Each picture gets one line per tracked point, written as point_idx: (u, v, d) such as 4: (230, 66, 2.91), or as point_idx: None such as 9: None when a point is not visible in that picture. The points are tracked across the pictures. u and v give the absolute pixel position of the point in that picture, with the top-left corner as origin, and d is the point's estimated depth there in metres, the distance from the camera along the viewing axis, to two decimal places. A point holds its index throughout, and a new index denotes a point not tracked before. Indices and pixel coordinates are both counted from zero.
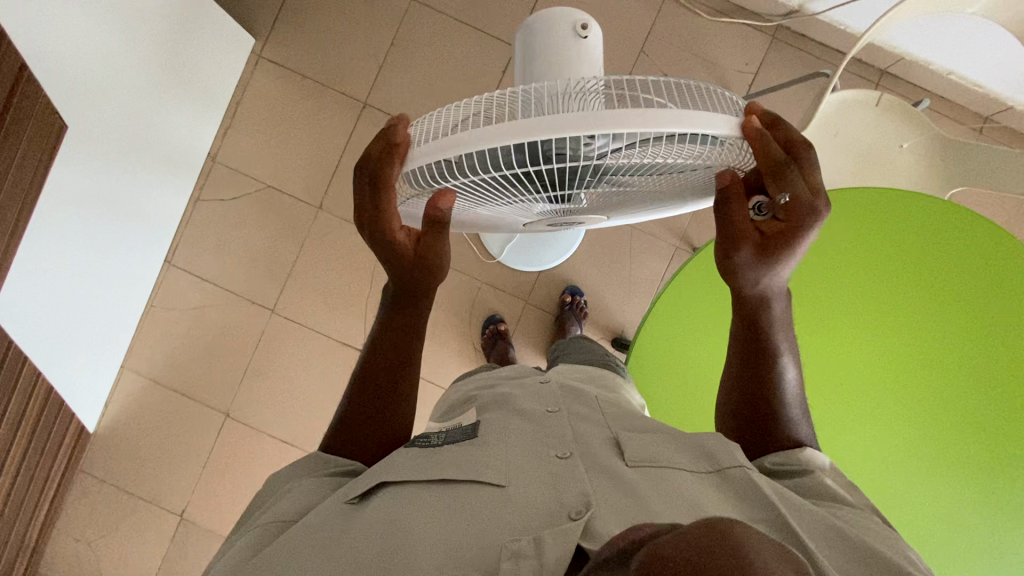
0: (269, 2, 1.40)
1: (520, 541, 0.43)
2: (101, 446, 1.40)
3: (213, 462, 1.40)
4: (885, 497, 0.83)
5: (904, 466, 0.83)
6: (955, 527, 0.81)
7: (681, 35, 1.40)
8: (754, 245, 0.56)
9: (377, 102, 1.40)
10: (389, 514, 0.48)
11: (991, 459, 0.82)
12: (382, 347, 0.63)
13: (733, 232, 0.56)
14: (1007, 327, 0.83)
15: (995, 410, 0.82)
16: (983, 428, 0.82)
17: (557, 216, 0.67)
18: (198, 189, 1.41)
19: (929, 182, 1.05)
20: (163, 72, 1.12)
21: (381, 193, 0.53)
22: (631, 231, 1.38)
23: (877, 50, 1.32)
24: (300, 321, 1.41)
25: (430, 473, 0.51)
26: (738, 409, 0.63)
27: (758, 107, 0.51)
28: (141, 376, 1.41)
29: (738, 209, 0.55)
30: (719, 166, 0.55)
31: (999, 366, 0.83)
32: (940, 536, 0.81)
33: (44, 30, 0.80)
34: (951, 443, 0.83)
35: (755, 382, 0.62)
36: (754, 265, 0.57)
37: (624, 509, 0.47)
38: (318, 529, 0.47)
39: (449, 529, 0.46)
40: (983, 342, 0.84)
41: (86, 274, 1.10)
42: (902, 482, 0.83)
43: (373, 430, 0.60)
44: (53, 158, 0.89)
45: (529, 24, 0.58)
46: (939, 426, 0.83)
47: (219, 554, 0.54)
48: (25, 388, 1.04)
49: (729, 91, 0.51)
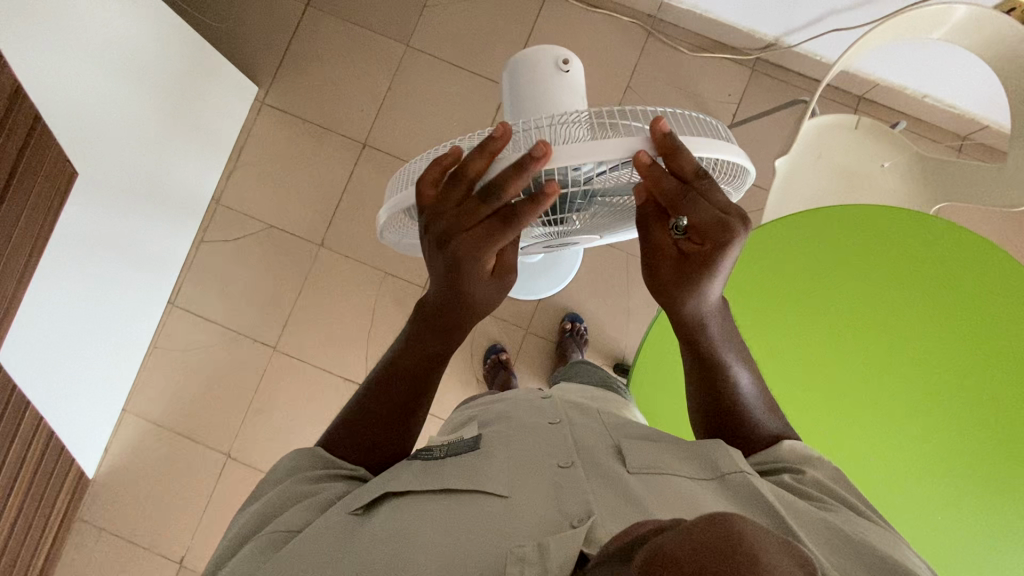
0: (271, 53, 1.47)
1: (524, 546, 0.43)
2: (99, 493, 1.37)
3: (213, 504, 1.37)
4: (888, 497, 0.83)
5: (880, 473, 0.84)
6: (960, 524, 0.81)
7: (665, 71, 1.47)
8: (673, 261, 0.58)
9: (377, 143, 1.45)
10: (396, 522, 0.48)
11: (962, 458, 0.83)
12: (388, 371, 0.63)
13: (653, 251, 0.58)
14: (961, 324, 0.86)
15: (960, 406, 0.84)
16: (950, 426, 0.84)
17: (556, 237, 0.70)
18: (202, 231, 1.44)
19: (913, 199, 1.09)
20: (169, 120, 1.16)
21: (505, 231, 0.50)
22: (628, 257, 1.40)
23: (852, 78, 1.39)
24: (302, 359, 1.41)
25: (433, 485, 0.52)
26: (707, 410, 0.65)
27: (662, 126, 0.45)
28: (142, 419, 1.40)
29: (657, 231, 0.58)
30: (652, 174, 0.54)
31: (959, 363, 0.85)
32: (947, 534, 0.81)
33: (57, 87, 0.85)
34: (922, 444, 0.84)
35: (718, 393, 0.64)
36: (677, 282, 0.58)
37: (620, 509, 0.47)
38: (323, 541, 0.47)
39: (449, 533, 0.46)
40: (940, 339, 0.86)
41: (90, 317, 1.11)
42: (903, 482, 0.83)
43: (381, 442, 0.60)
44: (62, 204, 0.92)
45: (512, 65, 0.62)
46: (909, 427, 0.84)
47: (216, 556, 0.52)
48: (26, 434, 1.03)
49: (685, 113, 0.52)
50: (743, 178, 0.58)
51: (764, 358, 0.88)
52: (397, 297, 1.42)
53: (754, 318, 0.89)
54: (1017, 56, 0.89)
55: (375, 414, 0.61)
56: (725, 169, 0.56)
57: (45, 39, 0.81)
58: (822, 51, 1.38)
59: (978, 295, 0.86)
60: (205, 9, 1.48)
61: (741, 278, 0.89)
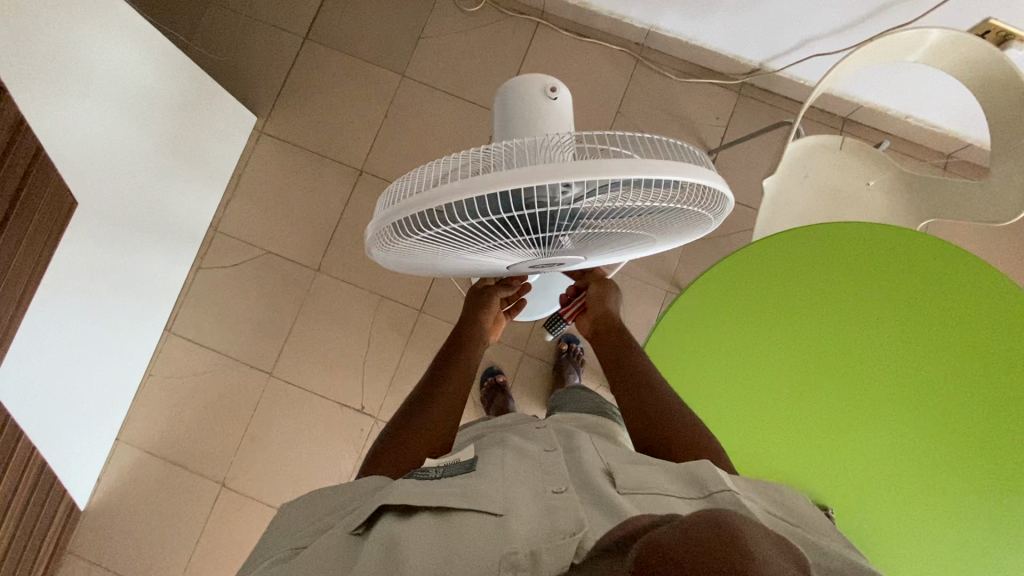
0: (270, 84, 1.51)
1: (517, 554, 0.43)
2: (91, 524, 1.35)
3: (206, 534, 1.34)
4: (886, 514, 0.83)
5: (877, 491, 0.84)
6: (961, 537, 0.81)
7: (653, 96, 1.51)
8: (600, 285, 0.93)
9: (373, 169, 1.48)
10: (395, 531, 0.49)
11: (958, 472, 0.83)
12: (432, 390, 0.77)
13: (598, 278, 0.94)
14: (950, 341, 0.87)
15: (949, 422, 0.85)
16: (941, 444, 0.84)
17: (540, 258, 0.66)
18: (199, 258, 1.45)
19: (899, 217, 1.11)
20: (167, 150, 1.18)
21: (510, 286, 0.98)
22: (622, 276, 1.41)
23: (835, 100, 1.43)
24: (298, 384, 1.41)
25: (427, 499, 0.52)
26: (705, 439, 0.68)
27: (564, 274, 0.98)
28: (136, 448, 1.38)
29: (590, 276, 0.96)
30: (639, 203, 0.52)
31: (948, 381, 0.86)
32: (950, 550, 0.81)
33: (59, 120, 0.86)
34: (913, 463, 0.84)
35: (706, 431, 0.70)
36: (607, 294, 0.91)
37: (610, 518, 0.48)
38: (324, 557, 0.48)
39: (441, 543, 0.47)
40: (927, 357, 0.87)
41: (84, 342, 1.10)
42: (902, 499, 0.83)
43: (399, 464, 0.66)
44: (61, 231, 0.93)
45: (504, 90, 0.64)
46: (900, 447, 0.85)
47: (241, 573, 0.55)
48: (19, 464, 1.01)
49: (676, 141, 0.52)
50: (724, 202, 0.58)
51: (756, 378, 0.88)
52: (394, 321, 1.43)
53: (740, 335, 0.89)
54: (993, 76, 0.92)
55: (433, 429, 0.71)
56: (705, 195, 0.55)
57: (50, 74, 0.82)
58: (805, 75, 1.42)
59: (962, 306, 0.87)
60: (207, 42, 1.53)
61: (729, 297, 0.90)
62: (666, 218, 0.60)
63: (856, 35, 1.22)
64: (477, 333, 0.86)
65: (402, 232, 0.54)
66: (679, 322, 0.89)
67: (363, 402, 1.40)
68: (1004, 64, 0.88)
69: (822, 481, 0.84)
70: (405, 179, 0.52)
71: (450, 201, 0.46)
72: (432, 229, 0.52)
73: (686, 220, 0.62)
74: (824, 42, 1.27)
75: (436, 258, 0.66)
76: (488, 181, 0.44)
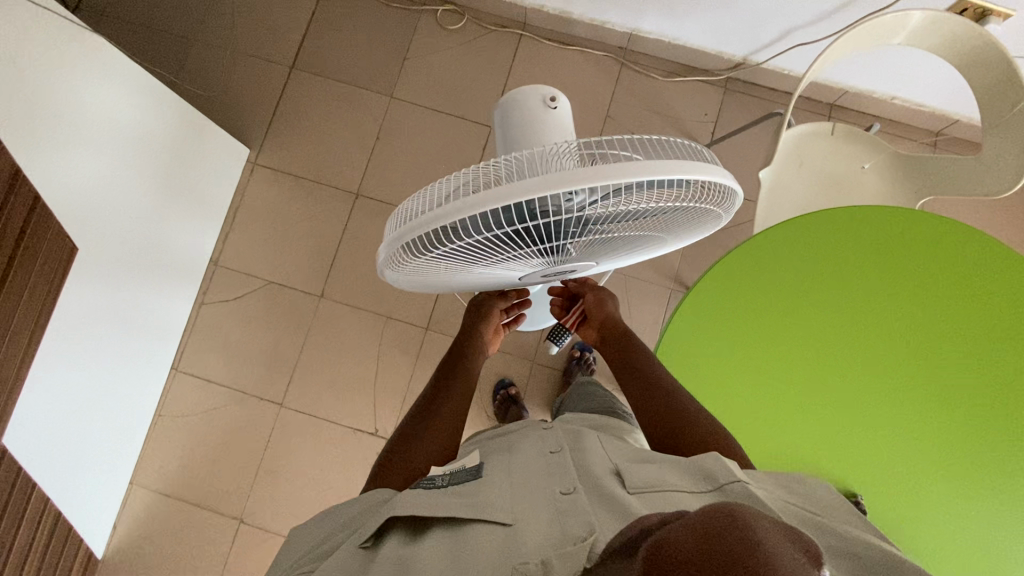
0: (260, 116, 1.52)
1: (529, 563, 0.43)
2: (109, 572, 1.33)
3: (228, 571, 1.32)
4: (905, 492, 0.82)
5: (892, 468, 0.83)
6: (979, 510, 0.81)
7: (641, 97, 1.52)
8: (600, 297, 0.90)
9: (369, 191, 1.48)
10: (407, 553, 0.48)
11: (971, 445, 0.83)
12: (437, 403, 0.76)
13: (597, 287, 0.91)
14: (965, 323, 0.87)
15: (969, 405, 0.84)
16: (962, 428, 0.84)
17: (550, 267, 0.66)
18: (202, 294, 1.45)
19: (897, 197, 1.11)
20: (161, 188, 1.18)
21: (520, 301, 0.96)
22: (626, 278, 1.41)
23: (820, 88, 1.45)
24: (310, 413, 1.40)
25: (433, 510, 0.52)
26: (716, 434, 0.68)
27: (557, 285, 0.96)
28: (150, 490, 1.37)
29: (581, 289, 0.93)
30: (648, 203, 0.52)
31: (965, 364, 0.86)
32: (969, 523, 0.81)
33: (53, 167, 0.87)
34: (937, 450, 0.83)
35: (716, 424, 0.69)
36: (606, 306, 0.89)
37: (625, 518, 0.47)
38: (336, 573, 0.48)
39: (453, 557, 0.46)
40: (944, 339, 0.87)
41: (91, 387, 1.09)
42: (919, 476, 0.83)
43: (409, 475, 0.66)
44: (63, 277, 0.92)
45: (504, 102, 0.64)
46: (919, 432, 0.84)
47: None
48: (34, 517, 0.99)
49: (683, 139, 0.52)
50: (733, 197, 0.58)
51: (764, 363, 0.87)
52: (400, 341, 1.42)
53: (748, 322, 0.89)
54: (975, 52, 0.92)
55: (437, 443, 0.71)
56: (714, 191, 0.55)
57: (38, 122, 0.82)
58: (788, 65, 1.43)
59: (966, 280, 0.88)
60: (194, 79, 1.54)
61: (735, 283, 0.90)
62: (675, 216, 0.60)
63: (835, 23, 1.23)
64: (473, 344, 0.85)
65: (414, 252, 0.54)
66: (689, 317, 0.89)
67: (376, 425, 1.39)
68: (986, 40, 0.89)
69: (838, 461, 0.84)
70: (413, 200, 0.52)
71: (459, 217, 0.46)
72: (444, 246, 0.52)
73: (695, 218, 0.62)
74: (804, 32, 1.29)
75: (446, 274, 0.66)
76: (494, 196, 0.44)
